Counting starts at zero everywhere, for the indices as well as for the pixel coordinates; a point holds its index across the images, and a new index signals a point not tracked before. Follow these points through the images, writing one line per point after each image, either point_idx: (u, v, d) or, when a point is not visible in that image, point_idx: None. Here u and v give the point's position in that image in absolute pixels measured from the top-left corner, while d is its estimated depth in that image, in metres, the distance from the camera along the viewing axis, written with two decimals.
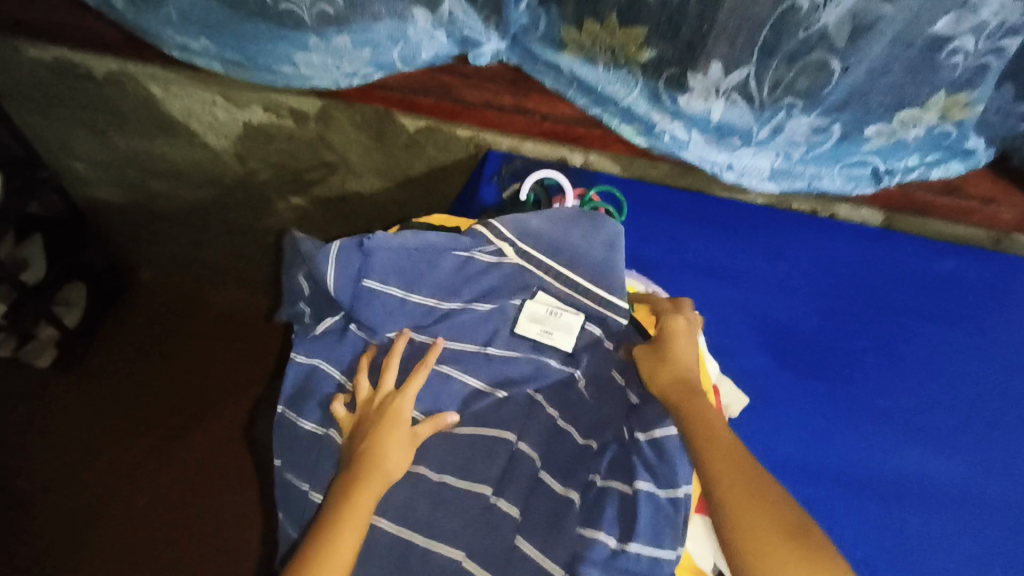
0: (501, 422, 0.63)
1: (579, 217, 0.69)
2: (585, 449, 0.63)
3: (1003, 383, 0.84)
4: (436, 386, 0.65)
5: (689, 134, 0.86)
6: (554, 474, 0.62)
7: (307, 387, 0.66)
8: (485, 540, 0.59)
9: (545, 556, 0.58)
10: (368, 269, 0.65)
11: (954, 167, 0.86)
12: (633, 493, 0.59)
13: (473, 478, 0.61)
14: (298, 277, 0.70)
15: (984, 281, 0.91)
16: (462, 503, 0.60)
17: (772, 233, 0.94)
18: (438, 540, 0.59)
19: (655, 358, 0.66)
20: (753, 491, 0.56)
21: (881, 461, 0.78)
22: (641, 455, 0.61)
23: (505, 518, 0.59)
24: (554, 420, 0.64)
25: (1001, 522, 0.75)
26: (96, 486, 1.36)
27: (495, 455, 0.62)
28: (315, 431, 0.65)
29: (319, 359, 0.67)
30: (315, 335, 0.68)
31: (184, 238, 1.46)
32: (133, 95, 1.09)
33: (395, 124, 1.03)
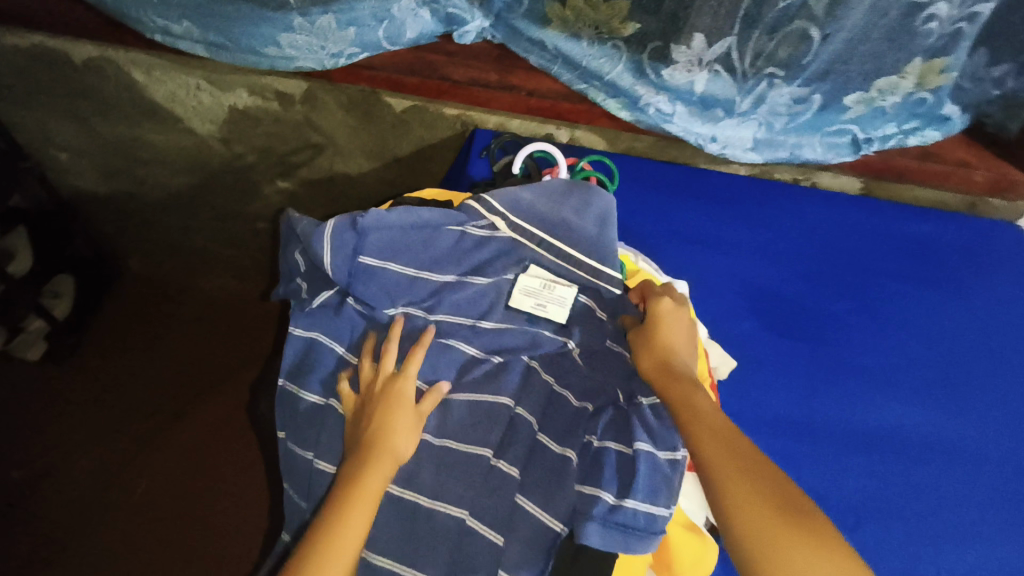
0: (499, 388, 0.65)
1: (569, 191, 0.72)
2: (582, 412, 0.65)
3: (979, 339, 0.87)
4: (434, 358, 0.67)
5: (673, 106, 0.87)
6: (553, 436, 0.63)
7: (306, 360, 0.68)
8: (486, 499, 0.60)
9: (546, 513, 0.59)
10: (363, 246, 0.67)
11: (931, 135, 0.89)
12: (632, 453, 0.60)
13: (473, 441, 0.62)
14: (295, 254, 0.71)
15: (960, 242, 0.94)
16: (463, 465, 0.62)
17: (755, 202, 0.96)
18: (442, 501, 0.61)
19: (644, 344, 0.67)
20: (748, 473, 0.56)
21: (866, 417, 0.81)
22: (639, 416, 0.63)
23: (506, 480, 0.60)
24: (551, 385, 0.66)
25: (981, 470, 0.78)
26: (92, 475, 1.37)
27: (492, 420, 0.63)
28: (315, 401, 0.67)
29: (317, 333, 0.68)
30: (312, 312, 0.68)
31: (171, 226, 1.45)
32: (114, 81, 1.08)
33: (382, 104, 1.03)
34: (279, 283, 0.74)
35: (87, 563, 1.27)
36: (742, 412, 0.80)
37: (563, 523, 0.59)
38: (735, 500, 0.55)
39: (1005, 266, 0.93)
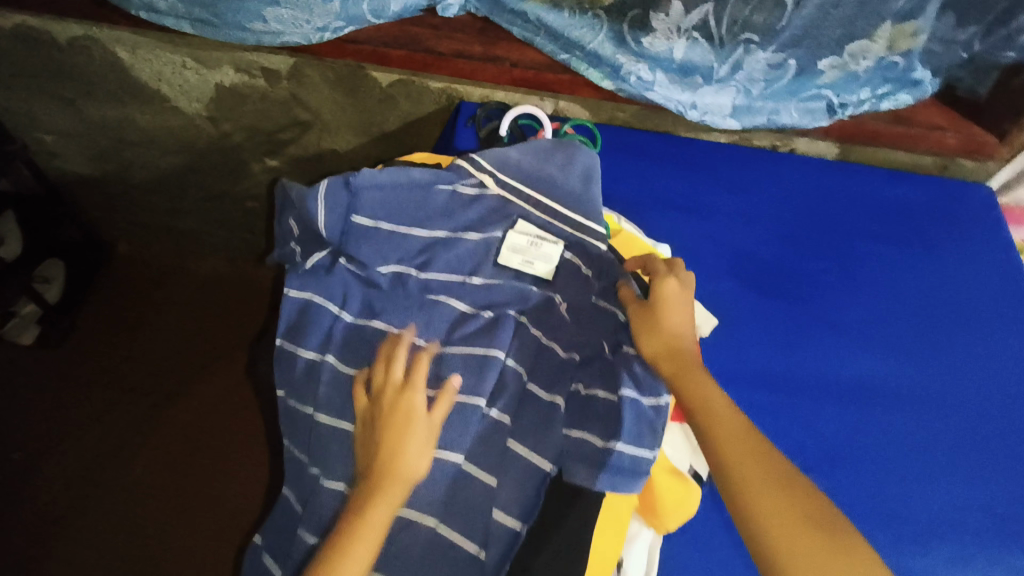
0: (491, 340, 0.67)
1: (555, 149, 0.74)
2: (569, 362, 0.69)
3: (949, 294, 0.91)
4: (425, 315, 0.69)
5: (653, 75, 0.89)
6: (542, 385, 0.67)
7: (302, 320, 0.71)
8: (480, 444, 0.64)
9: (536, 454, 0.64)
10: (355, 205, 0.70)
11: (903, 98, 0.91)
12: (618, 401, 0.64)
13: (469, 391, 0.65)
14: (289, 221, 0.74)
15: (931, 203, 0.98)
16: (459, 414, 0.64)
17: (734, 167, 0.99)
18: (438, 448, 0.64)
19: (648, 327, 0.68)
20: (767, 478, 0.59)
21: (841, 369, 0.85)
22: (626, 367, 0.67)
23: (497, 427, 0.64)
24: (539, 339, 0.69)
25: (952, 415, 0.82)
26: (91, 455, 1.38)
27: (481, 371, 0.65)
28: (312, 358, 0.70)
29: (311, 293, 0.71)
30: (305, 273, 0.71)
31: (160, 207, 1.46)
32: (100, 61, 1.08)
33: (368, 79, 1.05)
34: (275, 249, 0.77)
35: (90, 540, 1.30)
36: (723, 367, 0.84)
37: (553, 463, 0.64)
38: (756, 505, 0.58)
39: (975, 225, 0.96)
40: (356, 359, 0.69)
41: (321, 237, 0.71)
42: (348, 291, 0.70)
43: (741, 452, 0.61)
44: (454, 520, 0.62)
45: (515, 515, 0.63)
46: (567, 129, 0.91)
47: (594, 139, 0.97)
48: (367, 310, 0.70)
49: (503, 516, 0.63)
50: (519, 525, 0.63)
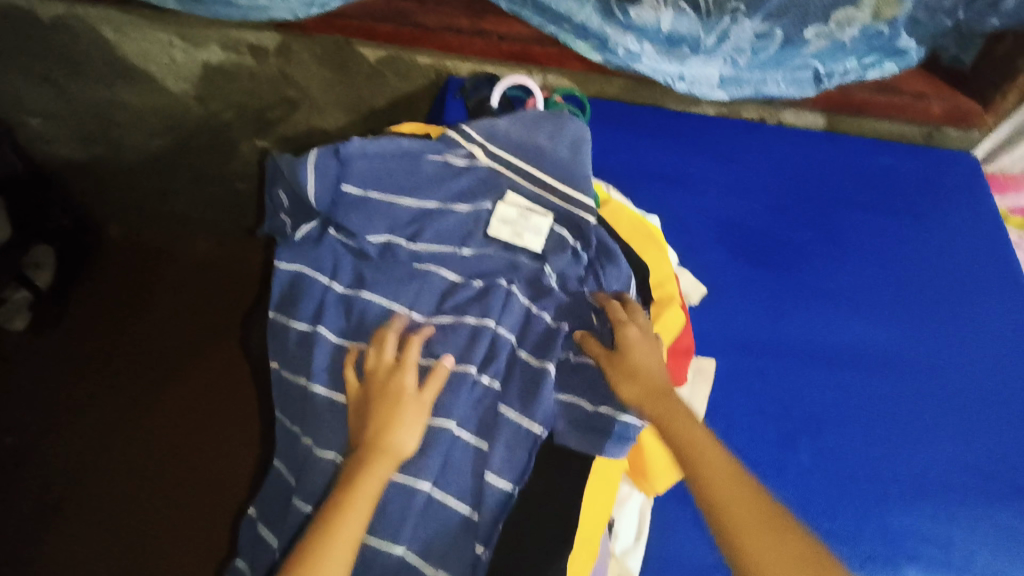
0: (482, 311, 0.69)
1: (544, 120, 0.74)
2: (557, 330, 0.70)
3: (934, 261, 0.92)
4: (416, 285, 0.71)
5: (641, 46, 0.89)
6: (532, 351, 0.68)
7: (295, 292, 0.72)
8: (471, 410, 0.66)
9: (527, 418, 0.65)
10: (344, 175, 0.70)
11: (889, 68, 0.91)
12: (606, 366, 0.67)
13: (459, 360, 0.67)
14: (280, 194, 0.75)
15: (918, 172, 0.98)
16: (451, 383, 0.66)
17: (722, 138, 1.00)
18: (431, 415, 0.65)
19: (622, 375, 0.64)
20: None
21: (828, 335, 0.86)
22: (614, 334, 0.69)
23: (486, 393, 0.67)
24: (527, 307, 0.71)
25: (937, 379, 0.83)
26: (86, 439, 1.38)
27: (471, 340, 0.68)
28: (304, 329, 0.71)
29: (302, 265, 0.72)
30: (296, 244, 0.73)
31: (150, 190, 1.45)
32: (85, 40, 1.07)
33: (356, 55, 1.05)
34: (266, 222, 0.78)
35: (87, 522, 1.30)
36: (711, 334, 0.85)
37: (543, 426, 0.65)
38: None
39: (960, 192, 0.97)
40: (347, 327, 0.70)
41: (312, 208, 0.73)
42: (340, 262, 0.72)
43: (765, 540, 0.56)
44: (448, 483, 0.65)
45: (506, 477, 0.64)
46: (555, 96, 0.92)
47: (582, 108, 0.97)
48: (358, 280, 0.71)
49: (495, 478, 0.64)
50: (511, 487, 0.64)
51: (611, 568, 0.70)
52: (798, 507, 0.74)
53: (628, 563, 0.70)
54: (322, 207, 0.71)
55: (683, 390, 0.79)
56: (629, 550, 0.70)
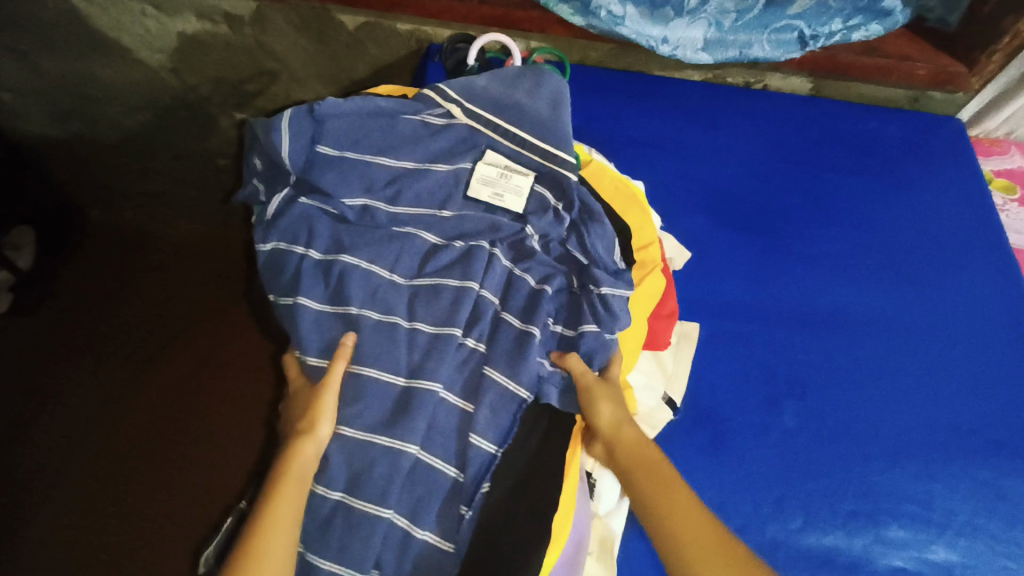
0: (465, 273, 0.69)
1: (522, 74, 0.74)
2: (540, 292, 0.70)
3: (919, 225, 0.92)
4: (397, 247, 0.70)
5: (624, 8, 0.88)
6: (518, 315, 0.68)
7: (276, 261, 0.69)
8: (455, 373, 0.66)
9: (513, 381, 0.65)
10: (320, 133, 0.70)
11: (874, 29, 0.90)
12: (576, 335, 0.68)
13: (444, 322, 0.67)
14: (255, 160, 0.75)
15: (903, 136, 0.98)
16: (440, 347, 0.65)
17: (708, 105, 0.99)
18: (418, 378, 0.64)
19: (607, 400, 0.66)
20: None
21: (813, 299, 0.85)
22: (589, 301, 0.69)
23: (472, 355, 0.67)
24: (509, 269, 0.71)
25: (921, 341, 0.83)
26: (68, 422, 1.36)
27: (455, 303, 0.67)
28: (286, 300, 0.68)
29: (275, 240, 0.70)
30: (269, 219, 0.71)
31: (129, 168, 1.42)
32: (54, 10, 1.04)
33: (335, 22, 1.03)
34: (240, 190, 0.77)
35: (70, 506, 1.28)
36: (695, 300, 0.85)
37: (529, 390, 0.66)
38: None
39: (945, 155, 0.97)
40: (329, 294, 0.67)
41: (286, 169, 0.72)
42: (315, 228, 0.69)
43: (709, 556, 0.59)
44: (433, 445, 0.63)
45: (489, 439, 0.64)
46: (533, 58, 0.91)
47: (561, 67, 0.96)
48: (336, 245, 0.69)
49: (479, 440, 0.64)
50: (494, 448, 0.64)
51: (595, 530, 0.71)
52: (781, 468, 0.74)
53: (611, 524, 0.71)
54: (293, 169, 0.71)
55: (666, 354, 0.80)
56: (612, 512, 0.72)
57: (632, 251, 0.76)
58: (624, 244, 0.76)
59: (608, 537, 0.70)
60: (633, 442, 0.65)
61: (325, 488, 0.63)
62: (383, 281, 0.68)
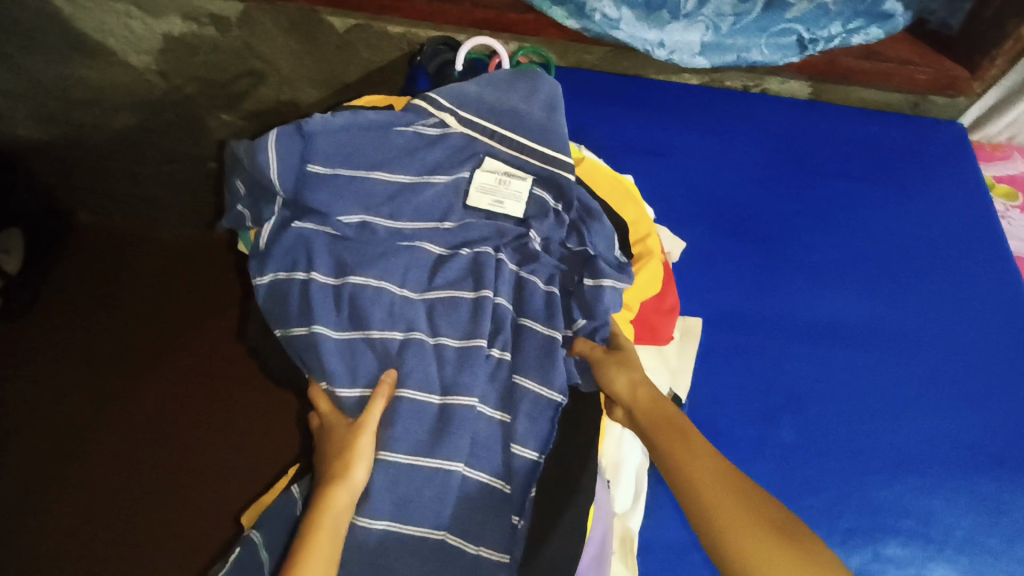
0: (479, 283, 0.67)
1: (515, 78, 0.72)
2: (551, 296, 0.68)
3: (919, 232, 0.90)
4: (404, 259, 0.68)
5: (619, 12, 0.87)
6: (537, 320, 0.66)
7: (287, 288, 0.66)
8: (488, 386, 0.64)
9: (546, 387, 0.63)
10: (309, 150, 0.68)
11: (875, 33, 0.89)
12: (574, 333, 0.68)
13: (468, 335, 0.65)
14: (238, 184, 0.72)
15: (905, 141, 0.96)
16: (470, 360, 0.63)
17: (705, 110, 0.97)
18: (453, 395, 0.62)
19: (616, 364, 0.64)
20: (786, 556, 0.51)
21: (813, 310, 0.84)
22: (578, 300, 0.68)
23: (499, 365, 0.64)
24: (516, 272, 0.69)
25: (921, 352, 0.82)
26: (55, 431, 1.32)
27: (475, 314, 0.65)
28: (302, 331, 0.64)
29: (276, 271, 0.67)
30: (264, 250, 0.68)
31: (118, 171, 1.40)
32: (38, 12, 1.02)
33: (325, 25, 1.01)
34: (224, 216, 0.75)
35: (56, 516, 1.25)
36: (694, 310, 0.83)
37: (563, 394, 0.63)
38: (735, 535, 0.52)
39: (946, 161, 0.95)
40: (345, 320, 0.65)
41: (274, 191, 0.69)
42: (314, 248, 0.67)
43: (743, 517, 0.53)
44: (478, 461, 0.62)
45: (532, 446, 0.62)
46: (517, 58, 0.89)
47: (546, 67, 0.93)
48: (340, 265, 0.66)
49: (521, 449, 0.62)
50: (537, 454, 0.62)
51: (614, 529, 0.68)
52: (781, 483, 0.73)
53: (629, 522, 0.69)
54: (282, 189, 0.68)
55: (671, 351, 0.78)
56: (630, 510, 0.70)
57: (628, 244, 0.75)
58: (620, 238, 0.75)
59: (627, 535, 0.68)
60: (650, 402, 0.62)
61: (368, 520, 0.59)
62: (395, 296, 0.66)
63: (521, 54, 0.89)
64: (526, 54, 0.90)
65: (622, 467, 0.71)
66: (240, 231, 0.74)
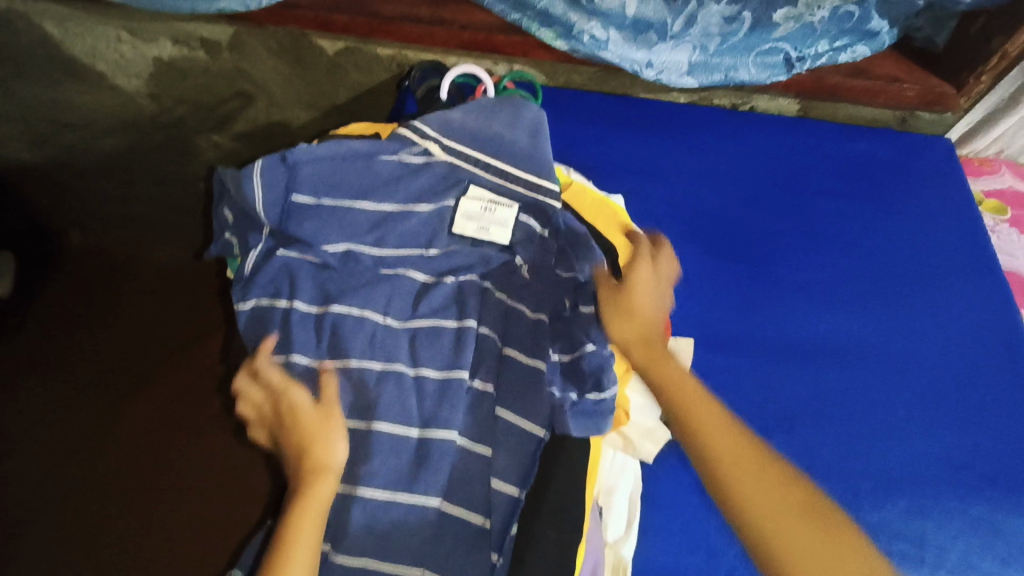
0: (462, 313, 0.67)
1: (497, 105, 0.73)
2: (539, 323, 0.68)
3: (907, 249, 0.90)
4: (387, 289, 0.68)
5: (607, 33, 0.86)
6: (521, 350, 0.66)
7: (264, 320, 0.67)
8: (469, 418, 0.63)
9: (527, 419, 0.64)
10: (296, 180, 0.68)
11: (860, 51, 0.89)
12: (572, 358, 0.67)
13: (449, 366, 0.65)
14: (225, 213, 0.72)
15: (892, 158, 0.97)
16: (449, 392, 0.63)
17: (693, 128, 0.97)
18: (430, 428, 0.62)
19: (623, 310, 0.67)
20: (809, 531, 0.56)
21: (803, 330, 0.84)
22: (580, 324, 0.68)
23: (482, 397, 0.64)
24: (504, 301, 0.69)
25: (912, 371, 0.81)
26: (43, 455, 1.31)
27: (458, 343, 0.66)
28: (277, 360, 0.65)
29: (257, 299, 0.68)
30: (247, 277, 0.68)
31: (109, 193, 1.39)
32: (28, 38, 1.02)
33: (314, 48, 1.01)
34: (211, 244, 0.74)
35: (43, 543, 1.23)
36: (685, 330, 0.83)
37: (544, 427, 0.64)
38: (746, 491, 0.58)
39: (934, 177, 0.96)
40: (324, 349, 0.66)
41: (259, 221, 0.69)
42: (297, 279, 0.67)
43: (769, 496, 0.58)
44: (457, 496, 0.61)
45: (512, 480, 0.62)
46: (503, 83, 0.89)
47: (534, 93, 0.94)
48: (322, 295, 0.67)
49: (501, 484, 0.62)
50: (517, 491, 0.62)
51: (605, 558, 0.68)
52: None
53: (620, 551, 0.68)
54: (268, 218, 0.68)
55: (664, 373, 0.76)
56: (621, 539, 0.69)
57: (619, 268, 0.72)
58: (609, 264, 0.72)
59: (619, 565, 0.67)
60: (651, 351, 0.66)
61: (344, 557, 0.60)
62: (378, 326, 0.66)
63: (510, 78, 0.91)
64: (514, 78, 0.91)
65: (614, 494, 0.70)
66: (227, 259, 0.74)
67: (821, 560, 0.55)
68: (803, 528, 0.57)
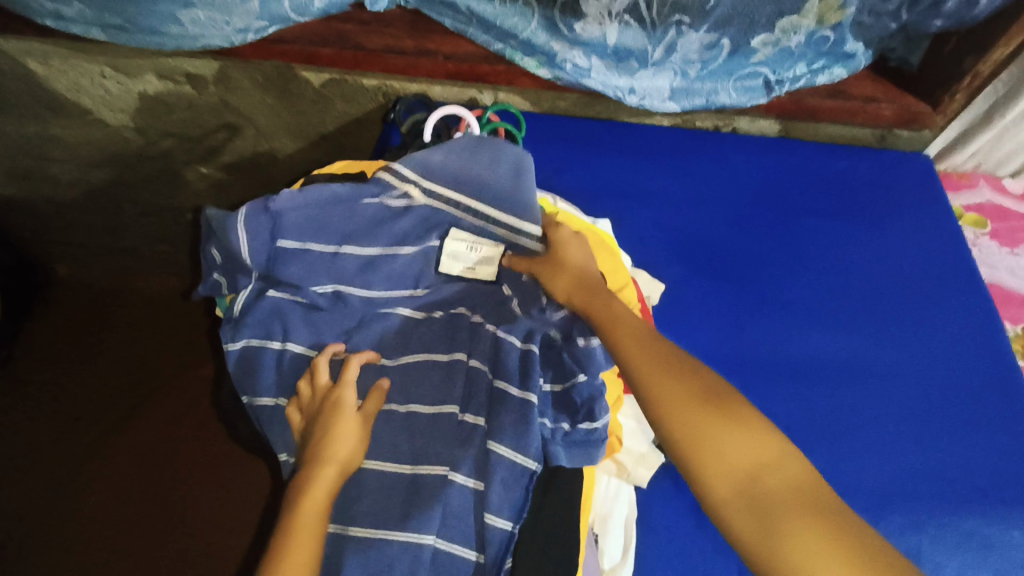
0: (451, 347, 0.68)
1: (477, 147, 0.75)
2: (527, 354, 0.65)
3: (891, 266, 0.91)
4: (376, 329, 0.70)
5: (589, 61, 0.87)
6: (510, 381, 0.64)
7: (256, 363, 0.68)
8: (463, 452, 0.62)
9: (520, 454, 0.61)
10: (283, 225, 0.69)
11: (837, 73, 0.90)
12: (563, 389, 0.65)
13: (439, 402, 0.65)
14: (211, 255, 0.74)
15: (872, 176, 0.98)
16: (439, 427, 0.64)
17: (677, 151, 0.99)
18: (422, 463, 0.63)
19: (554, 271, 0.71)
20: (719, 427, 0.57)
21: (790, 349, 0.84)
22: (568, 352, 0.66)
23: (473, 432, 0.63)
24: (493, 333, 0.67)
25: (900, 387, 0.82)
26: (28, 491, 1.28)
27: (449, 378, 0.66)
28: (270, 403, 0.67)
29: (248, 338, 0.69)
30: (238, 317, 0.69)
31: (96, 225, 1.39)
32: (12, 75, 1.01)
33: (300, 80, 1.01)
34: (200, 284, 0.76)
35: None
36: None
37: (538, 460, 0.61)
38: (657, 398, 0.59)
39: (915, 194, 0.97)
40: None
41: (247, 265, 0.70)
42: (289, 320, 0.69)
43: (677, 396, 0.59)
44: (451, 532, 0.60)
45: (506, 516, 0.60)
46: (487, 117, 0.91)
47: (518, 125, 0.97)
48: (315, 338, 0.70)
49: (494, 519, 0.60)
50: (511, 525, 0.60)
51: None
52: None
53: None
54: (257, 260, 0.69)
55: None
56: (618, 566, 0.68)
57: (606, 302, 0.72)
58: (596, 285, 0.69)
59: None
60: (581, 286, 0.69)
61: None
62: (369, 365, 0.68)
63: (491, 111, 0.91)
64: (497, 111, 0.93)
65: (609, 520, 0.69)
66: (217, 299, 0.75)
67: (727, 448, 0.56)
68: (712, 421, 0.57)
